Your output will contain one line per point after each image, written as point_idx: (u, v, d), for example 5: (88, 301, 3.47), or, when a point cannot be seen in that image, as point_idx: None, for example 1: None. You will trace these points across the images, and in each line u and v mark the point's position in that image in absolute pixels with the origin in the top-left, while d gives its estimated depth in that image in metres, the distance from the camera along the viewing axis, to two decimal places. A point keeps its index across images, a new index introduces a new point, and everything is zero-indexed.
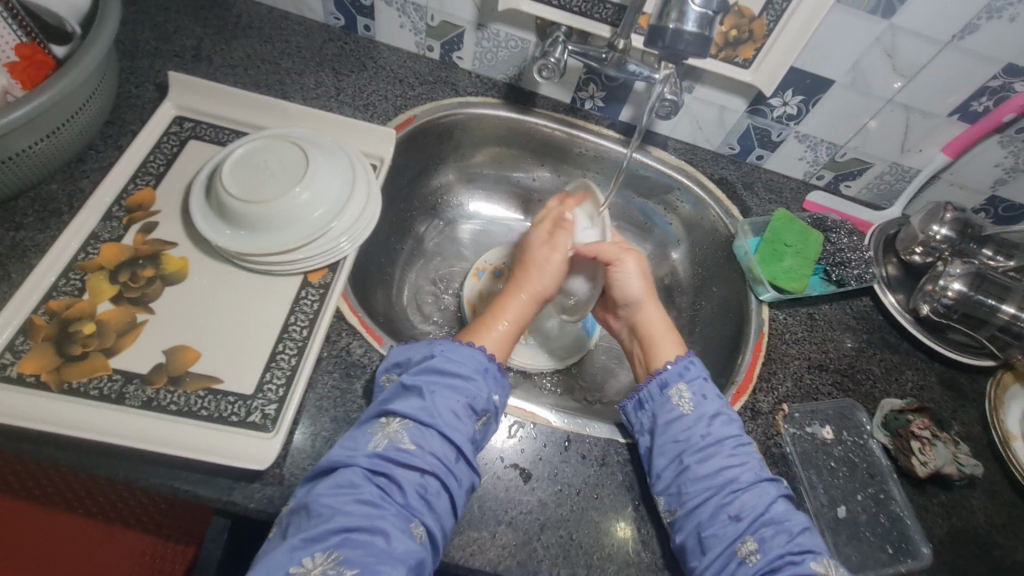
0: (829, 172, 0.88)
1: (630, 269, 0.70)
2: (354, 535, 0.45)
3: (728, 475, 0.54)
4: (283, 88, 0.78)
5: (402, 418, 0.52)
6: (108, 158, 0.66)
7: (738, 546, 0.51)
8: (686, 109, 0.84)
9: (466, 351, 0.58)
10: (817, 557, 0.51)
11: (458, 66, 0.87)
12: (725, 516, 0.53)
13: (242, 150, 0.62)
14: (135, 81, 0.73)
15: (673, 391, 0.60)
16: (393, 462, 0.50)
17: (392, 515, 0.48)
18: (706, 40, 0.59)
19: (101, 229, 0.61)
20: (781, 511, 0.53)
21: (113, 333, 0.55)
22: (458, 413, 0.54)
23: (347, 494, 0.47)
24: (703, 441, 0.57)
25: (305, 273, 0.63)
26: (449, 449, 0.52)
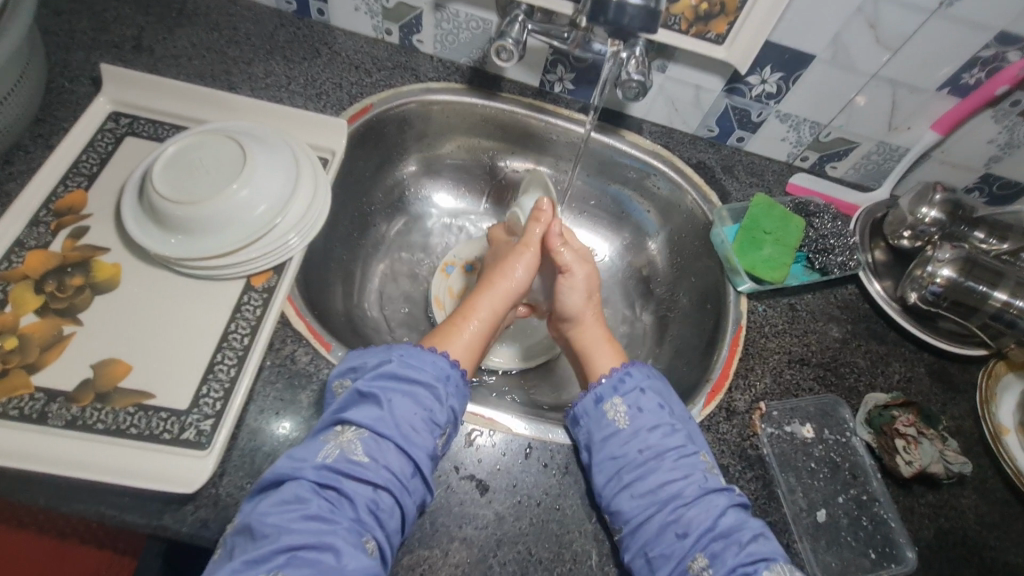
0: (813, 152, 0.83)
1: (577, 283, 0.69)
2: (301, 554, 0.42)
3: (672, 489, 0.52)
4: (230, 79, 0.73)
5: (357, 427, 0.49)
6: (37, 159, 0.62)
7: (689, 563, 0.50)
8: (660, 90, 0.80)
9: (427, 355, 0.54)
10: (771, 566, 0.49)
11: (419, 50, 0.82)
12: (672, 533, 0.50)
13: (174, 148, 0.58)
14: (68, 74, 0.69)
15: (607, 407, 0.57)
16: (343, 473, 0.46)
17: (344, 531, 0.44)
18: (652, 13, 0.55)
19: (26, 235, 0.57)
20: (732, 523, 0.51)
21: (36, 348, 0.52)
22: (415, 424, 0.50)
23: (293, 511, 0.43)
24: (644, 455, 0.54)
25: (247, 277, 0.59)
26: (406, 461, 0.49)
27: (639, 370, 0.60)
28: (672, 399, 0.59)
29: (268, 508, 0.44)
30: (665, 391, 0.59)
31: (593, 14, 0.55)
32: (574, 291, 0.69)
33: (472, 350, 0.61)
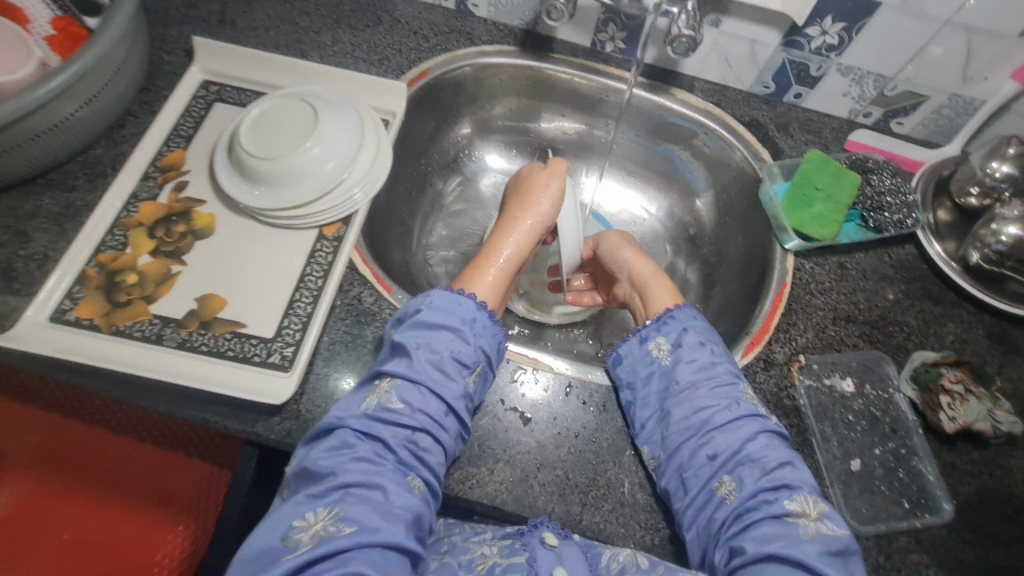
0: (877, 108, 0.80)
1: (613, 241, 0.73)
2: (354, 490, 0.48)
3: (704, 415, 0.55)
4: (302, 47, 0.80)
5: (392, 378, 0.54)
6: (144, 124, 0.71)
7: (716, 486, 0.52)
8: (714, 46, 0.79)
9: (452, 301, 0.58)
10: (793, 495, 0.50)
11: (474, 14, 0.86)
12: (702, 455, 0.53)
13: (257, 110, 0.66)
14: (166, 48, 0.77)
15: (653, 345, 0.60)
16: (383, 420, 0.52)
17: (390, 469, 0.50)
18: None
19: (140, 188, 0.67)
20: (760, 448, 0.53)
21: (151, 283, 0.61)
22: (445, 370, 0.54)
23: (343, 455, 0.50)
24: (678, 385, 0.57)
25: (320, 226, 0.66)
26: (438, 404, 0.53)
27: (683, 313, 0.62)
28: (715, 338, 0.61)
29: (321, 454, 0.50)
30: (709, 331, 0.61)
31: None
32: (614, 246, 0.73)
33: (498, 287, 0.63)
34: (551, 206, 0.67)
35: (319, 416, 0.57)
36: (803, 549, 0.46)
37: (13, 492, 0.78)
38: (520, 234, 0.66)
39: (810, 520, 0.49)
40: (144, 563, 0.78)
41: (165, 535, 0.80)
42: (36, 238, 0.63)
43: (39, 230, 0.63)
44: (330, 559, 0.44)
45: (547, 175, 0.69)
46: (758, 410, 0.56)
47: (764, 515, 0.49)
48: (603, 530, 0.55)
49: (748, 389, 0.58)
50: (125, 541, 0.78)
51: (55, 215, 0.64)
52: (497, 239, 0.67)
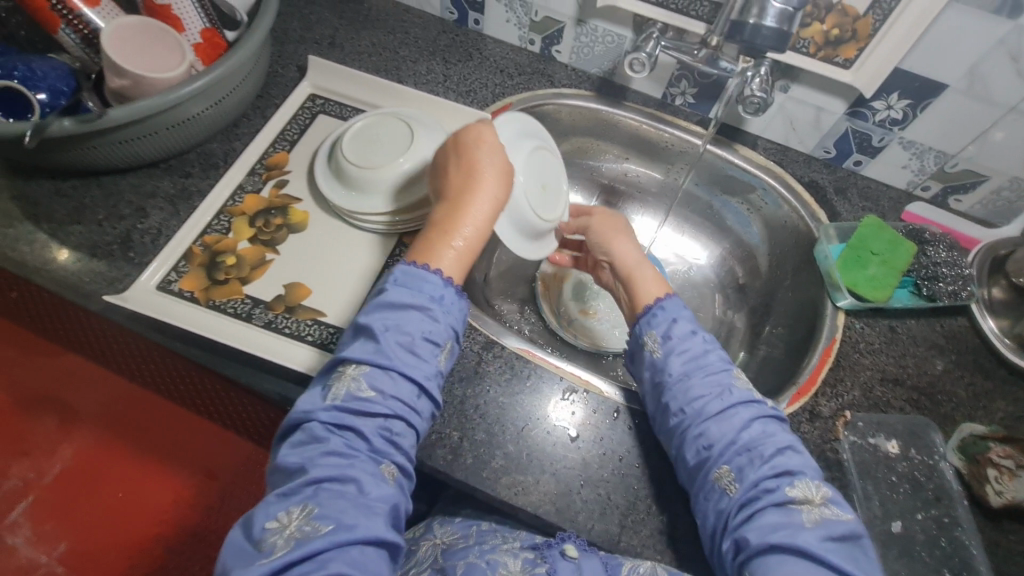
0: (936, 182, 0.83)
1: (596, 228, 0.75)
2: (327, 486, 0.48)
3: (697, 406, 0.57)
4: (399, 74, 0.89)
5: (356, 366, 0.53)
6: (256, 125, 0.80)
7: (717, 476, 0.54)
8: (780, 109, 0.84)
9: (417, 278, 0.57)
10: (794, 481, 0.52)
11: (556, 59, 0.93)
12: (696, 447, 0.55)
13: (359, 124, 0.73)
14: (282, 62, 0.87)
15: (646, 339, 0.63)
16: (352, 412, 0.51)
17: (364, 461, 0.50)
18: (784, 35, 0.59)
19: (246, 182, 0.74)
20: (757, 436, 0.55)
21: (248, 266, 0.67)
22: (414, 351, 0.54)
23: (315, 450, 0.50)
24: (671, 378, 0.59)
25: (400, 234, 0.72)
26: (410, 387, 0.53)
27: (672, 303, 0.64)
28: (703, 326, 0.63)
29: (291, 449, 0.51)
30: (696, 320, 0.64)
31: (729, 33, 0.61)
32: (598, 233, 0.75)
33: (459, 266, 0.59)
34: (504, 184, 0.62)
35: None
36: (804, 537, 0.49)
37: (78, 446, 0.88)
38: (474, 215, 0.60)
39: (813, 505, 0.51)
40: (174, 526, 0.86)
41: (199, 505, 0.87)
42: (153, 215, 0.70)
43: (155, 208, 0.71)
44: (309, 560, 0.44)
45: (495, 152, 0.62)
46: (750, 395, 0.58)
47: (768, 503, 0.51)
48: (639, 554, 0.57)
49: (738, 374, 0.60)
50: (162, 503, 0.87)
51: (170, 197, 0.72)
52: (449, 216, 0.60)
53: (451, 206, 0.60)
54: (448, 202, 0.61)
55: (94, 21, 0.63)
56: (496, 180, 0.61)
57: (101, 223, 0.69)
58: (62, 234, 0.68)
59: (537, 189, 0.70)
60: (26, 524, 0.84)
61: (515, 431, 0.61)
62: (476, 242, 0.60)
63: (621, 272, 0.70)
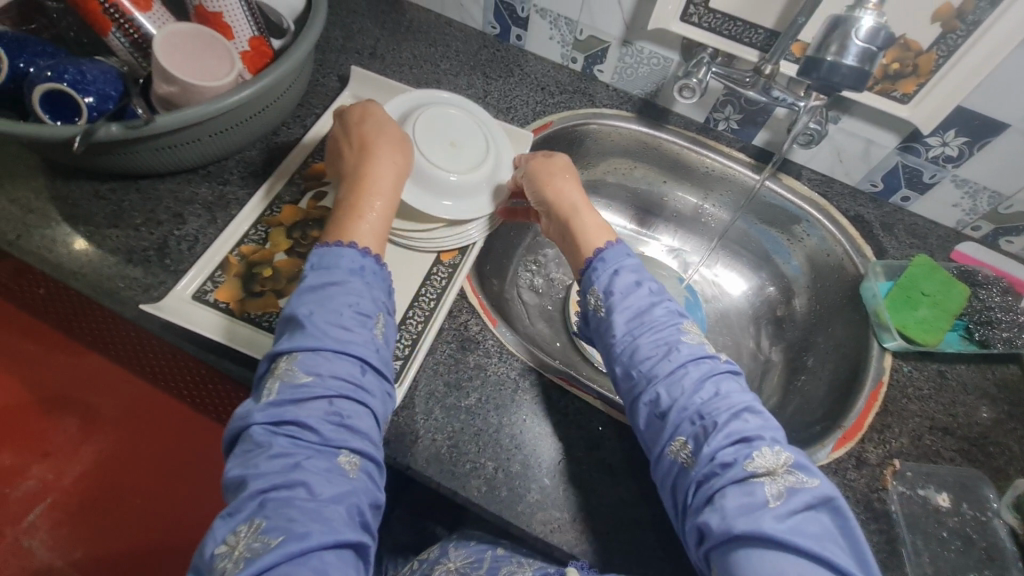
0: (988, 223, 0.80)
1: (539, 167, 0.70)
2: (274, 496, 0.43)
3: (647, 369, 0.53)
4: (440, 87, 0.88)
5: (288, 356, 0.50)
6: (296, 134, 0.79)
7: (673, 451, 0.50)
8: (828, 140, 0.82)
9: (340, 254, 0.55)
10: (753, 452, 0.47)
11: (598, 79, 0.92)
12: (649, 416, 0.52)
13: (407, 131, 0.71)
14: (324, 71, 0.86)
15: (589, 296, 0.60)
16: (288, 403, 0.47)
17: (309, 460, 0.45)
18: (864, 75, 0.57)
19: (285, 192, 0.73)
20: (709, 400, 0.50)
21: (284, 279, 0.66)
22: (343, 324, 0.51)
23: (259, 457, 0.45)
24: (616, 339, 0.56)
25: (438, 252, 0.71)
26: (348, 363, 0.50)
27: (613, 253, 0.61)
28: (650, 277, 0.61)
29: (235, 462, 0.47)
30: (640, 268, 0.61)
31: (803, 70, 0.59)
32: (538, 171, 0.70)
33: (378, 234, 0.59)
34: (400, 151, 0.64)
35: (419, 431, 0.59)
36: (765, 519, 0.43)
37: (97, 447, 0.89)
38: (380, 183, 0.61)
39: (776, 477, 0.46)
40: (186, 532, 0.85)
41: (209, 513, 0.86)
42: (191, 222, 0.69)
43: (193, 215, 0.70)
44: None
45: (379, 125, 0.66)
46: (699, 353, 0.54)
47: (725, 480, 0.46)
48: None
49: (686, 329, 0.56)
50: (176, 508, 0.87)
51: (209, 204, 0.71)
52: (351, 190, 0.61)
53: (351, 185, 0.61)
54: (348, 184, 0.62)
55: (145, 25, 0.63)
56: (386, 149, 0.63)
57: (138, 228, 0.68)
58: (100, 237, 0.67)
59: (445, 146, 0.72)
60: (42, 527, 0.84)
61: (551, 464, 0.59)
62: (387, 206, 0.61)
63: (561, 216, 0.66)
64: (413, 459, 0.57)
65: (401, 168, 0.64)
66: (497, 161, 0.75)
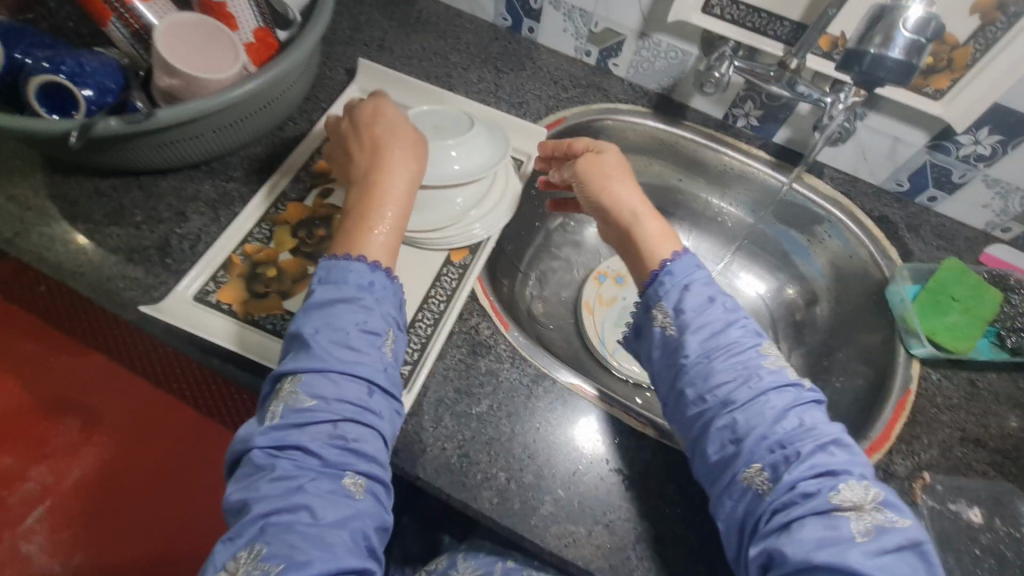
0: (1019, 224, 0.77)
1: (591, 169, 0.65)
2: (274, 521, 0.42)
3: (722, 393, 0.51)
4: (450, 81, 0.85)
5: (292, 378, 0.48)
6: (302, 130, 0.77)
7: (746, 476, 0.48)
8: (854, 138, 0.79)
9: (346, 268, 0.53)
10: (838, 486, 0.46)
11: (612, 73, 0.89)
12: (721, 442, 0.50)
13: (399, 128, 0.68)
14: (330, 64, 0.83)
15: (655, 312, 0.56)
16: (291, 427, 0.46)
17: (312, 483, 0.44)
18: (910, 69, 0.54)
19: (291, 189, 0.71)
20: (793, 430, 0.48)
21: (289, 280, 0.64)
22: (353, 346, 0.49)
23: (260, 480, 0.44)
24: (688, 360, 0.53)
25: (448, 252, 0.68)
26: (355, 386, 0.48)
27: (680, 266, 0.57)
28: (722, 292, 0.57)
29: (236, 485, 0.45)
30: (711, 282, 0.57)
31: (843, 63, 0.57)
32: (592, 173, 0.65)
33: (391, 246, 0.56)
34: (414, 155, 0.60)
35: (428, 439, 0.57)
36: (853, 554, 0.42)
37: (100, 450, 0.87)
38: (395, 193, 0.57)
39: (863, 514, 0.44)
40: (187, 541, 0.83)
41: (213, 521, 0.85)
42: (193, 220, 0.67)
43: (196, 213, 0.68)
44: None
45: (388, 128, 0.61)
46: (782, 379, 0.52)
47: (807, 511, 0.44)
48: None
49: (766, 351, 0.53)
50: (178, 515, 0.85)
51: (212, 202, 0.69)
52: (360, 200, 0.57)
53: (363, 187, 0.58)
54: (362, 185, 0.58)
55: (145, 14, 0.60)
56: (398, 155, 0.59)
57: (139, 226, 0.66)
58: (99, 235, 0.65)
59: (429, 130, 0.68)
60: (40, 531, 0.82)
61: (566, 474, 0.57)
62: (402, 218, 0.57)
63: (622, 225, 0.62)
64: (421, 469, 0.55)
65: (415, 174, 0.59)
66: (487, 136, 0.70)
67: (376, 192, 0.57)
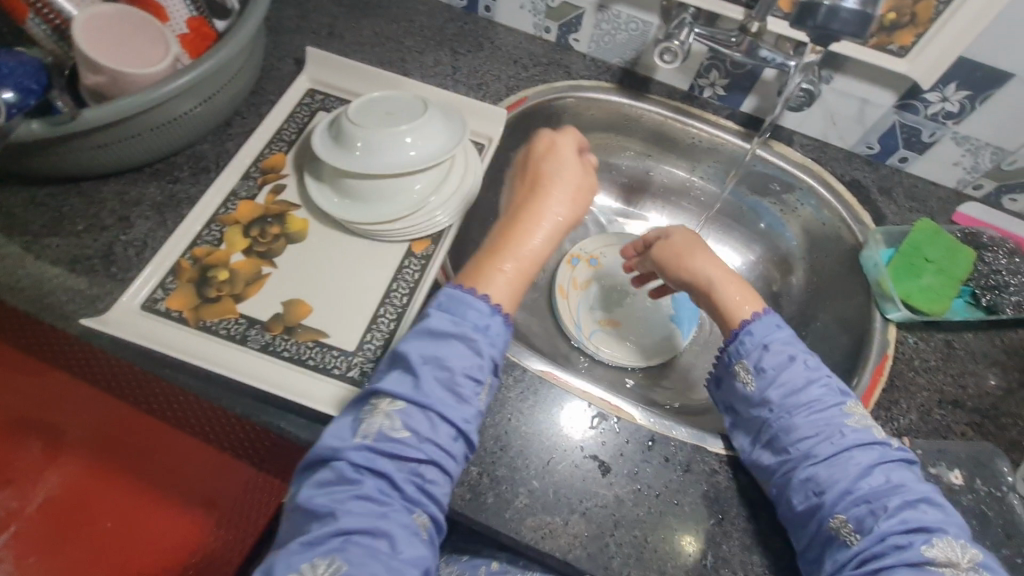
0: (990, 181, 0.76)
1: (668, 250, 0.68)
2: (355, 541, 0.43)
3: (806, 446, 0.52)
4: (405, 66, 0.82)
5: (392, 399, 0.48)
6: (250, 124, 0.73)
7: (833, 525, 0.49)
8: (821, 102, 0.77)
9: (463, 304, 0.52)
10: (932, 540, 0.47)
11: (574, 49, 0.86)
12: (807, 491, 0.50)
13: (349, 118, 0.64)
14: (277, 55, 0.80)
15: (737, 369, 0.57)
16: (384, 450, 0.46)
17: (395, 513, 0.45)
18: (867, 19, 0.52)
19: (240, 187, 0.68)
20: (881, 485, 0.49)
21: (242, 282, 0.61)
22: (455, 386, 0.49)
23: (343, 494, 0.45)
24: (773, 411, 0.54)
25: (409, 243, 0.66)
26: (448, 429, 0.48)
27: (760, 327, 0.57)
28: (804, 350, 0.57)
29: (316, 489, 0.46)
30: (792, 342, 0.57)
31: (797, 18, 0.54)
32: (667, 254, 0.68)
33: (512, 288, 0.56)
34: (574, 202, 0.62)
35: None
36: None
37: (64, 475, 0.79)
38: (543, 238, 0.59)
39: (956, 570, 0.46)
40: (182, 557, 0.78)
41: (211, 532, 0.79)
42: (138, 225, 0.64)
43: (141, 218, 0.65)
44: None
45: (558, 166, 0.63)
46: (867, 438, 0.52)
47: (899, 561, 0.46)
48: None
49: (851, 410, 0.54)
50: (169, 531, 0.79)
51: (158, 205, 0.66)
52: (511, 233, 0.59)
53: (509, 224, 0.59)
54: (501, 231, 0.60)
55: (64, 7, 0.57)
56: (559, 201, 0.61)
57: (80, 234, 0.63)
58: (38, 247, 0.61)
59: (381, 116, 0.64)
60: (9, 559, 0.74)
61: (539, 464, 0.55)
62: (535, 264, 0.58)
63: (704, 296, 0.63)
64: None
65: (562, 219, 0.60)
66: (445, 118, 0.66)
67: (523, 230, 0.58)
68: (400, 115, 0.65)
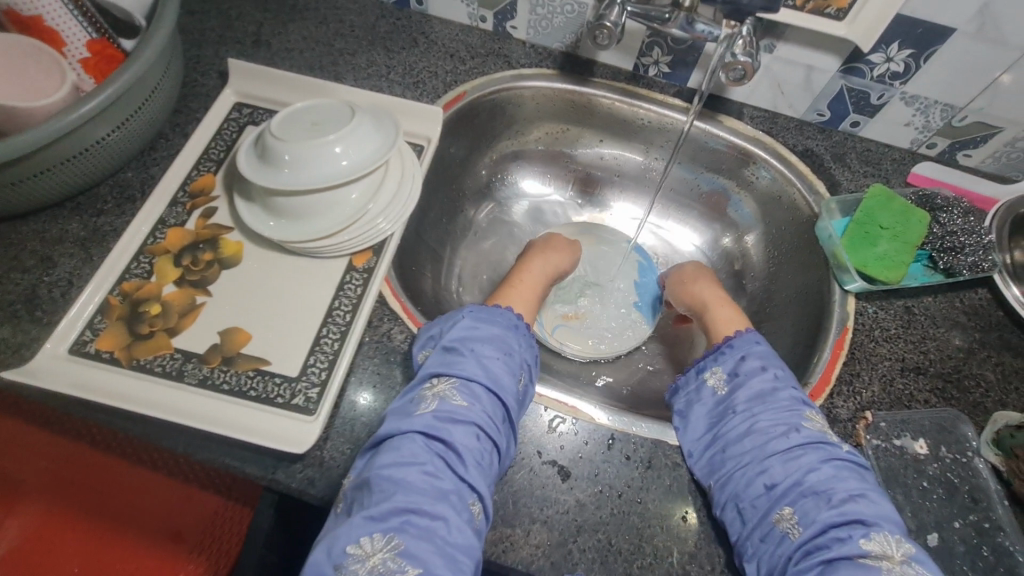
0: (943, 138, 0.75)
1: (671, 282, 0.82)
2: (415, 521, 0.44)
3: (760, 441, 0.52)
4: (336, 70, 0.78)
5: (449, 378, 0.52)
6: (176, 146, 0.70)
7: (777, 519, 0.48)
8: (765, 72, 0.75)
9: (497, 311, 0.59)
10: (869, 533, 0.46)
11: (513, 37, 0.83)
12: (759, 483, 0.50)
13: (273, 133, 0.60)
14: (200, 69, 0.76)
15: (708, 375, 0.60)
16: (446, 420, 0.50)
17: (454, 495, 0.46)
18: None
19: (168, 214, 0.65)
20: (826, 479, 0.49)
21: (175, 314, 0.59)
22: (501, 370, 0.54)
23: (409, 467, 0.46)
24: (736, 410, 0.56)
25: (350, 256, 0.64)
26: (497, 408, 0.52)
27: (743, 340, 0.61)
28: (780, 365, 0.58)
29: (385, 460, 0.47)
30: (773, 357, 0.59)
31: None
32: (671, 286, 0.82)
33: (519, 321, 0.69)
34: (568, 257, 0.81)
35: (344, 463, 0.53)
36: None
37: (24, 523, 0.76)
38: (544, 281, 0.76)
39: (893, 563, 0.44)
40: None
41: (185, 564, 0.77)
42: (61, 264, 0.61)
43: (64, 256, 0.61)
44: None
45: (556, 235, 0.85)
46: (816, 437, 0.52)
47: (839, 555, 0.45)
48: None
49: (811, 416, 0.54)
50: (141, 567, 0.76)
51: (81, 240, 0.62)
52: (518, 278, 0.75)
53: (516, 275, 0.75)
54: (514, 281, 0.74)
55: None
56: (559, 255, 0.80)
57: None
58: None
59: (306, 127, 0.61)
60: None
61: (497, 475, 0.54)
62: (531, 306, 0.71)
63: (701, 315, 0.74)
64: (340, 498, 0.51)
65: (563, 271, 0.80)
66: (374, 122, 0.63)
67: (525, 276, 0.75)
68: (327, 123, 0.62)
